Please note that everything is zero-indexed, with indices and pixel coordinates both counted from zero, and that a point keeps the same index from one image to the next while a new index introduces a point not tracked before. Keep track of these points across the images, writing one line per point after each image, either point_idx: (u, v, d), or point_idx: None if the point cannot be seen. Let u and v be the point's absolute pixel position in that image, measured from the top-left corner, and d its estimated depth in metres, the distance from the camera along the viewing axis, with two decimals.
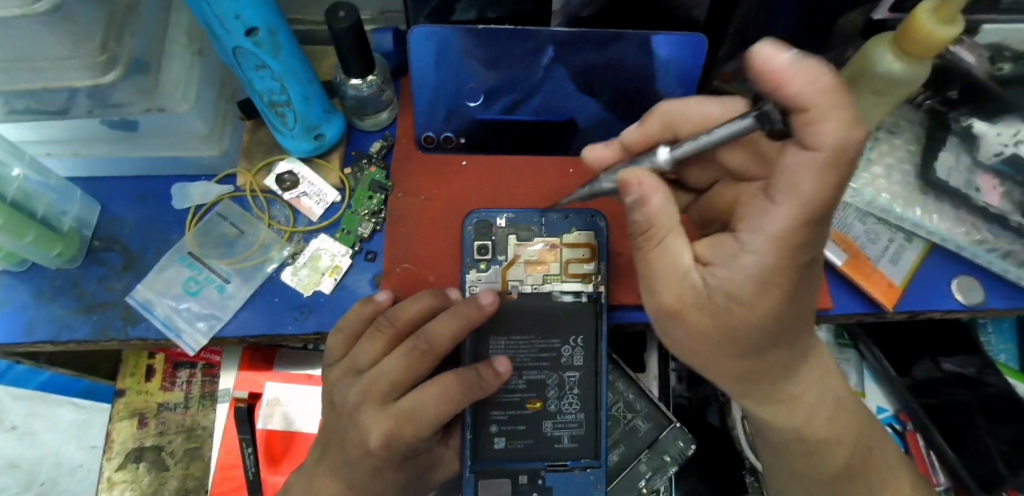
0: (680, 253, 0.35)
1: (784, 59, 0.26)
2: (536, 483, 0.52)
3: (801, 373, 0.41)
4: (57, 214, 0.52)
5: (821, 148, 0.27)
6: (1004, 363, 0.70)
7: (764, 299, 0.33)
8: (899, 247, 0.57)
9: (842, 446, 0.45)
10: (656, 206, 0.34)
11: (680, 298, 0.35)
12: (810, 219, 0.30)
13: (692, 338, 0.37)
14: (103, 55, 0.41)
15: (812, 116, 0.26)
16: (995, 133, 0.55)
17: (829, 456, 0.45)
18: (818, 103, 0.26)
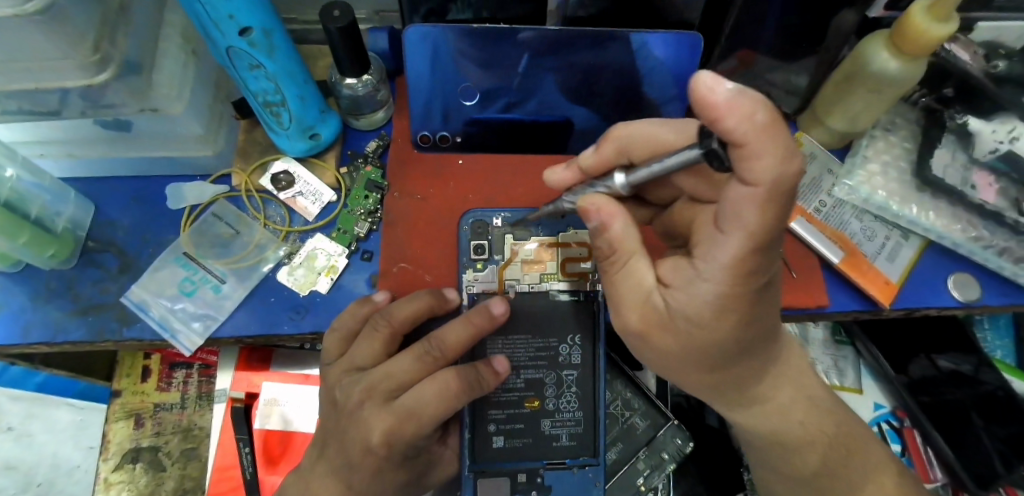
0: (643, 273, 0.36)
1: (723, 93, 0.25)
2: (534, 482, 0.51)
3: (770, 379, 0.41)
4: (51, 215, 0.52)
5: (759, 182, 0.27)
6: (1000, 359, 0.70)
7: (725, 323, 0.33)
8: (895, 244, 0.57)
9: (813, 450, 0.44)
10: (616, 232, 0.36)
11: (644, 318, 0.36)
12: (761, 249, 0.30)
13: (665, 351, 0.37)
14: (96, 55, 0.41)
15: (747, 152, 0.26)
16: (991, 130, 0.55)
17: (800, 458, 0.44)
18: (751, 138, 0.26)
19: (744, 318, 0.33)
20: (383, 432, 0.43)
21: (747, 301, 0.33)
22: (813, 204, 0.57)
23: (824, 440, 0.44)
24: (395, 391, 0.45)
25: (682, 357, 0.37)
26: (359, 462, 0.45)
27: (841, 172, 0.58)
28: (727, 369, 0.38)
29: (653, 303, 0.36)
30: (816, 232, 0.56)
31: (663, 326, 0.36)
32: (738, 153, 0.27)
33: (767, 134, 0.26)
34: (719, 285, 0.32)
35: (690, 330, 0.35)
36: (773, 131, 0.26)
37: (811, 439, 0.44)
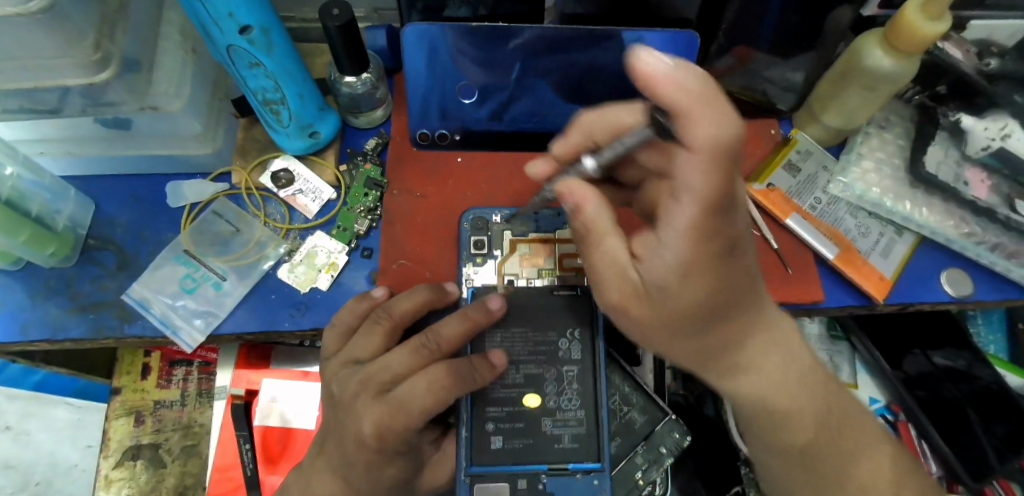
0: (615, 249, 0.36)
1: (658, 66, 0.26)
2: (535, 488, 0.48)
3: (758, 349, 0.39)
4: (51, 213, 0.52)
5: (701, 149, 0.26)
6: (993, 354, 0.71)
7: (694, 285, 0.33)
8: (889, 240, 0.57)
9: (806, 421, 0.40)
10: (589, 213, 0.37)
11: (623, 293, 0.37)
12: (717, 214, 0.29)
13: (642, 322, 0.38)
14: (96, 53, 0.41)
15: (686, 120, 0.26)
16: (983, 127, 0.54)
17: (792, 433, 0.40)
18: (688, 105, 0.26)
19: (714, 281, 0.33)
20: (373, 423, 0.44)
21: (714, 267, 0.32)
22: (809, 201, 0.58)
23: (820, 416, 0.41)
24: (389, 384, 0.46)
25: (653, 327, 0.37)
26: (357, 458, 0.45)
27: (835, 169, 0.58)
28: (701, 339, 0.37)
29: (631, 272, 0.36)
30: (810, 227, 0.56)
31: (640, 297, 0.36)
32: (681, 123, 0.26)
33: (702, 103, 0.26)
34: (681, 251, 0.31)
35: (663, 299, 0.35)
36: (709, 98, 0.26)
37: (804, 412, 0.40)
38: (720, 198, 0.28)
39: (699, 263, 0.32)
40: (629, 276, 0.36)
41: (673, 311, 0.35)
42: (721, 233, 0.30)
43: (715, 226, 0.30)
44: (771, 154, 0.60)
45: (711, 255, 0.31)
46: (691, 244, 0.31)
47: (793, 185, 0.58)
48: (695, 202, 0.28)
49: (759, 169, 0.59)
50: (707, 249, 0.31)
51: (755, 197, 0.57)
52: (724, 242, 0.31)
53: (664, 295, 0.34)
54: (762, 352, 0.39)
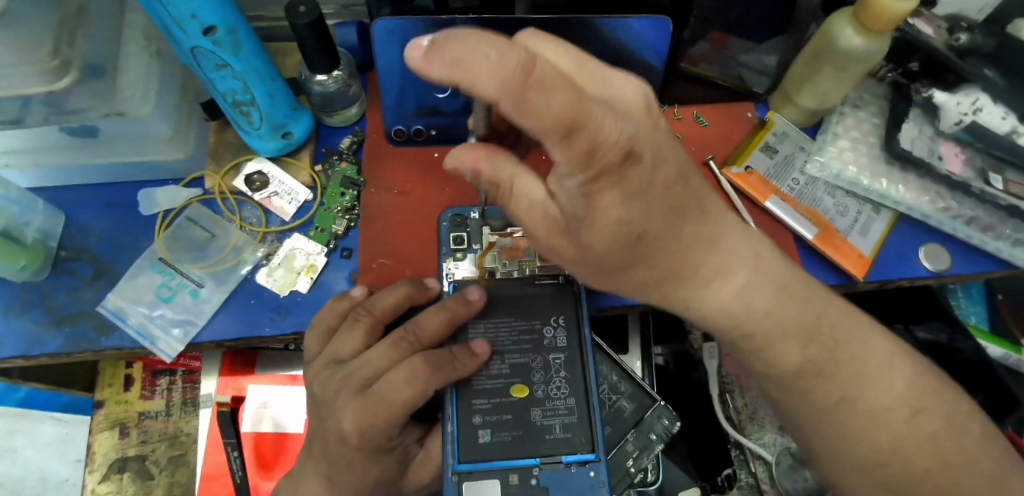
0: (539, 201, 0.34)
1: (421, 47, 0.23)
2: (528, 483, 0.47)
3: (701, 270, 0.38)
4: (19, 226, 0.51)
5: (511, 88, 0.21)
6: (975, 325, 0.72)
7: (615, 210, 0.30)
8: (868, 218, 0.58)
9: (790, 344, 0.41)
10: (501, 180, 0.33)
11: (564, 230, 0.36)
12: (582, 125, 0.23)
13: (570, 258, 0.38)
14: (55, 60, 0.40)
15: (472, 68, 0.21)
16: (955, 102, 0.55)
17: (776, 359, 0.41)
18: (463, 62, 0.21)
19: (620, 194, 0.29)
20: (354, 420, 0.43)
21: (612, 180, 0.28)
22: (787, 183, 0.58)
23: (803, 336, 0.41)
24: (371, 381, 0.45)
25: (578, 263, 0.38)
26: (341, 456, 0.45)
27: (813, 149, 0.59)
28: (627, 272, 0.37)
29: (551, 209, 0.34)
30: (788, 208, 0.56)
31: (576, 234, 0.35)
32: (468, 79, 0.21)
33: (467, 60, 0.21)
34: (576, 178, 0.27)
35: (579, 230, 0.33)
36: (476, 43, 0.21)
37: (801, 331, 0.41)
38: (573, 121, 0.22)
39: (597, 182, 0.27)
40: (550, 213, 0.34)
41: (602, 253, 0.35)
42: (602, 148, 0.24)
43: (589, 145, 0.24)
44: (748, 136, 0.60)
45: (605, 170, 0.26)
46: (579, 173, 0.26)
47: (771, 167, 0.59)
48: (549, 138, 0.23)
49: (735, 152, 0.59)
50: (597, 167, 0.26)
51: (732, 180, 0.57)
52: (612, 154, 0.25)
53: (588, 233, 0.33)
54: (705, 275, 0.38)
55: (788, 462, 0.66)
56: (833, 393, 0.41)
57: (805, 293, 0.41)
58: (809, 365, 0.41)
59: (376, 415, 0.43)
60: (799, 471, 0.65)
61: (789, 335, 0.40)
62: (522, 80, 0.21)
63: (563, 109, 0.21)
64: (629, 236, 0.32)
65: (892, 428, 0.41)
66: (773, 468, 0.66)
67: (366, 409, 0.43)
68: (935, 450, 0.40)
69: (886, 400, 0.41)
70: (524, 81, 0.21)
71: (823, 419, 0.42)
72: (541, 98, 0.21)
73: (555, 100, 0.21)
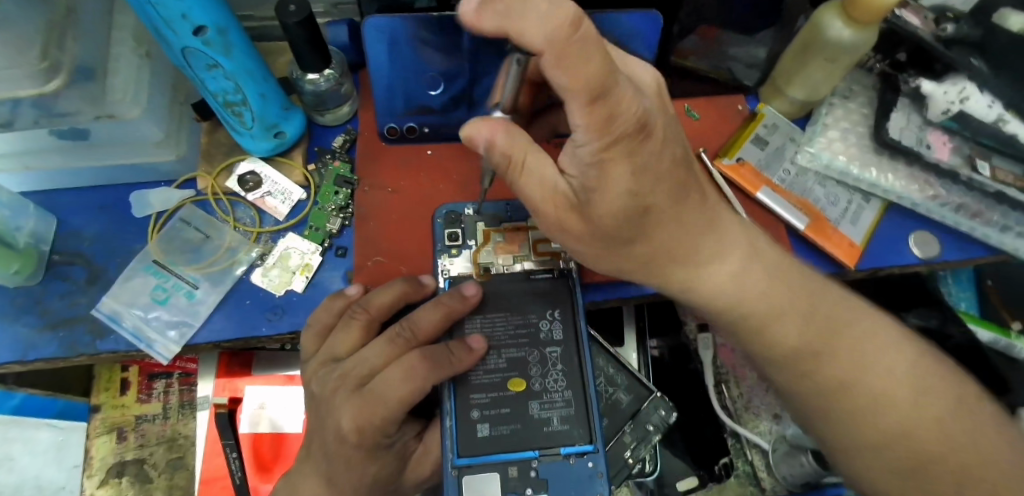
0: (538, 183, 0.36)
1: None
2: (528, 476, 0.48)
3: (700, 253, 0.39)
4: (11, 231, 0.50)
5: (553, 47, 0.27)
6: (965, 310, 0.73)
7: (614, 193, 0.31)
8: (858, 207, 0.58)
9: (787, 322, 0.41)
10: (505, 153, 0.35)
11: None
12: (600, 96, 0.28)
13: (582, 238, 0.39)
14: (44, 62, 0.40)
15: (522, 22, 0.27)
16: (942, 91, 0.55)
17: (772, 342, 0.42)
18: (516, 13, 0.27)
19: (628, 166, 0.32)
20: (353, 418, 0.43)
21: (624, 150, 0.31)
22: (778, 173, 0.59)
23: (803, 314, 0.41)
24: (368, 378, 0.45)
25: (587, 240, 0.39)
26: (339, 455, 0.45)
27: (802, 140, 0.59)
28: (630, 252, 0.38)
29: (559, 185, 0.37)
30: (780, 198, 0.57)
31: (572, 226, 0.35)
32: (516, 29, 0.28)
33: (517, 12, 0.27)
34: (592, 144, 0.31)
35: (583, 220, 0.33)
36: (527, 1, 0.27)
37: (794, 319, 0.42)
38: (600, 82, 0.27)
39: (610, 149, 0.31)
40: (558, 189, 0.37)
41: (606, 225, 0.36)
42: (619, 114, 0.29)
43: (608, 111, 0.29)
44: (739, 129, 0.61)
45: (618, 139, 0.30)
46: (595, 135, 0.30)
47: (762, 158, 0.59)
48: (577, 96, 0.28)
49: (726, 145, 0.59)
50: (612, 134, 0.30)
51: (724, 171, 0.57)
52: (626, 120, 0.30)
53: (593, 204, 0.35)
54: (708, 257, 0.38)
55: (785, 449, 0.66)
56: (835, 374, 0.40)
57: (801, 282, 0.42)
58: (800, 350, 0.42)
59: (374, 413, 0.43)
60: (795, 457, 0.63)
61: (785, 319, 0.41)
62: (568, 35, 0.26)
63: (592, 72, 0.27)
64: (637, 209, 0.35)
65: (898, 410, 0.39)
66: (769, 456, 0.68)
67: (365, 406, 0.43)
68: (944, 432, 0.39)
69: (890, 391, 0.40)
70: (569, 36, 0.26)
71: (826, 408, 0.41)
72: (578, 58, 0.27)
73: (591, 60, 0.27)
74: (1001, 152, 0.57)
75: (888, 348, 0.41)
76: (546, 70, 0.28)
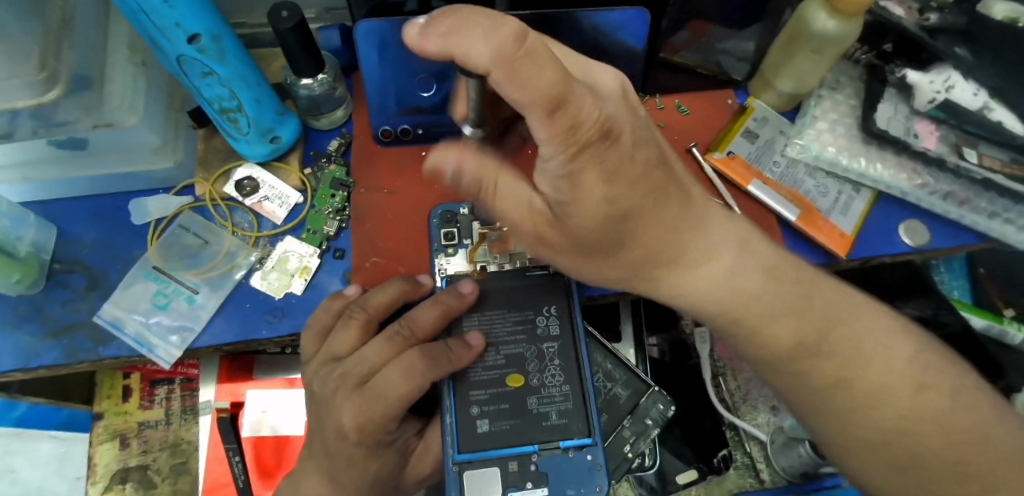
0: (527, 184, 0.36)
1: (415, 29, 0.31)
2: (529, 470, 0.48)
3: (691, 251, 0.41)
4: (12, 240, 0.51)
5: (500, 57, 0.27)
6: (958, 298, 0.74)
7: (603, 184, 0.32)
8: (848, 198, 0.59)
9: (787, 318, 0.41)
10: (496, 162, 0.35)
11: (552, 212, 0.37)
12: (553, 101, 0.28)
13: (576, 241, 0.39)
14: (43, 72, 0.41)
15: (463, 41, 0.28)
16: (928, 81, 0.56)
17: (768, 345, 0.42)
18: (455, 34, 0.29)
19: (599, 173, 0.33)
20: (353, 416, 0.44)
21: (594, 158, 0.32)
22: (768, 165, 0.60)
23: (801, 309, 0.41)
24: (367, 376, 0.46)
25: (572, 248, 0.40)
26: (340, 453, 0.46)
27: (792, 133, 0.60)
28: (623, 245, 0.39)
29: (537, 200, 0.37)
30: (771, 191, 0.58)
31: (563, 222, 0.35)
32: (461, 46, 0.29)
33: (460, 33, 0.28)
34: (559, 157, 0.31)
35: None
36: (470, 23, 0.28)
37: None
38: (557, 93, 0.28)
39: (579, 160, 0.32)
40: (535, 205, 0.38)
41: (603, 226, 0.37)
42: (580, 123, 0.30)
43: (569, 121, 0.29)
44: (729, 123, 0.61)
45: (585, 149, 0.31)
46: (561, 146, 0.30)
47: (752, 152, 0.60)
48: (537, 109, 0.29)
49: (717, 139, 0.60)
50: (578, 145, 0.31)
51: (715, 165, 0.58)
52: (591, 127, 0.30)
53: (572, 215, 0.36)
54: None
55: (782, 440, 0.67)
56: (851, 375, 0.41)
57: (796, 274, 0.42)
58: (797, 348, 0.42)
59: (374, 410, 0.43)
60: (793, 448, 0.65)
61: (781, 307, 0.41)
62: (513, 52, 0.27)
63: (544, 82, 0.27)
64: (617, 215, 0.36)
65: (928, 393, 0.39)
66: (767, 447, 0.68)
67: (364, 404, 0.44)
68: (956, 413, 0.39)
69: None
70: (514, 52, 0.27)
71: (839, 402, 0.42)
72: (528, 74, 0.27)
73: (540, 73, 0.27)
74: (988, 140, 0.57)
75: (889, 346, 0.40)
76: (500, 87, 0.29)
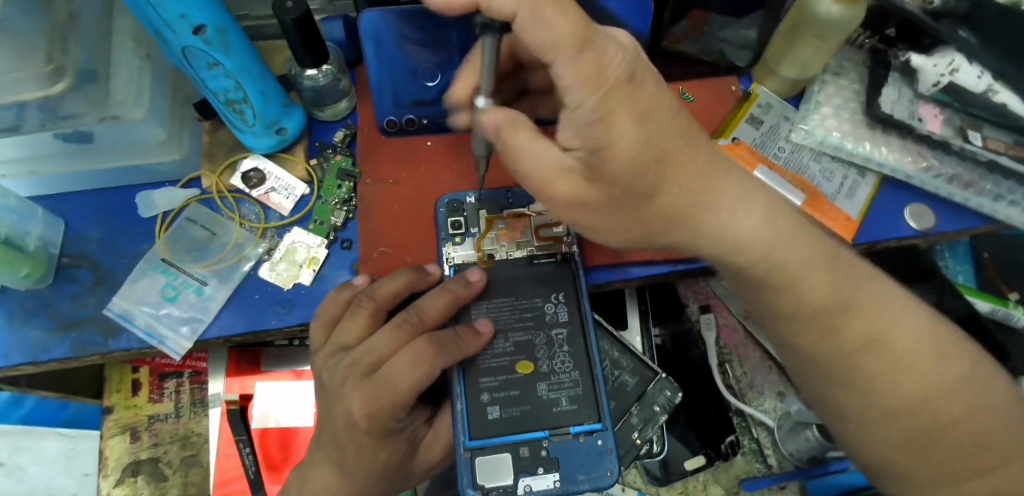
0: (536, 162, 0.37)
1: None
2: (539, 455, 0.49)
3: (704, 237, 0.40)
4: (20, 234, 0.51)
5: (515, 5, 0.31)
6: (963, 283, 0.75)
7: None
8: (853, 182, 0.59)
9: (803, 293, 0.41)
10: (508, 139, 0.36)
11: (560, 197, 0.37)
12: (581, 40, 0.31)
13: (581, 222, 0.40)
14: (49, 66, 0.41)
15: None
16: (932, 64, 0.55)
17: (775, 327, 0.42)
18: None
19: (631, 114, 0.33)
20: (364, 404, 0.44)
21: (623, 101, 0.33)
22: (773, 151, 0.60)
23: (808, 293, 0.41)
24: (377, 364, 0.46)
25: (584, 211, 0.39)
26: (351, 441, 0.46)
27: (796, 118, 0.60)
28: (632, 229, 0.39)
29: (555, 167, 0.36)
30: (777, 176, 0.58)
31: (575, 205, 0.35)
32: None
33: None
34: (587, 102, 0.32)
35: None
36: None
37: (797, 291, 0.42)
38: (579, 36, 0.31)
39: (610, 99, 0.33)
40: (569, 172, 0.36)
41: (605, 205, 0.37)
42: (606, 64, 0.32)
43: (594, 60, 0.32)
44: (732, 110, 0.62)
45: (614, 87, 0.32)
46: (590, 88, 0.32)
47: (757, 137, 0.60)
48: (564, 52, 0.31)
49: (721, 126, 0.60)
50: (603, 86, 0.32)
51: (719, 151, 0.58)
52: (617, 70, 0.32)
53: (606, 168, 0.35)
54: (710, 232, 0.39)
55: (789, 425, 0.68)
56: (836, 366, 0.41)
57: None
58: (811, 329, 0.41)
59: (382, 398, 0.44)
60: (800, 432, 0.65)
61: (792, 289, 0.41)
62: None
63: (570, 24, 0.30)
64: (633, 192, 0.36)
65: (909, 384, 0.39)
66: (774, 433, 0.69)
67: (373, 392, 0.44)
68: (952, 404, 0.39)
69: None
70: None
71: (836, 382, 0.41)
72: (552, 14, 0.30)
73: (564, 15, 0.30)
74: (992, 122, 0.57)
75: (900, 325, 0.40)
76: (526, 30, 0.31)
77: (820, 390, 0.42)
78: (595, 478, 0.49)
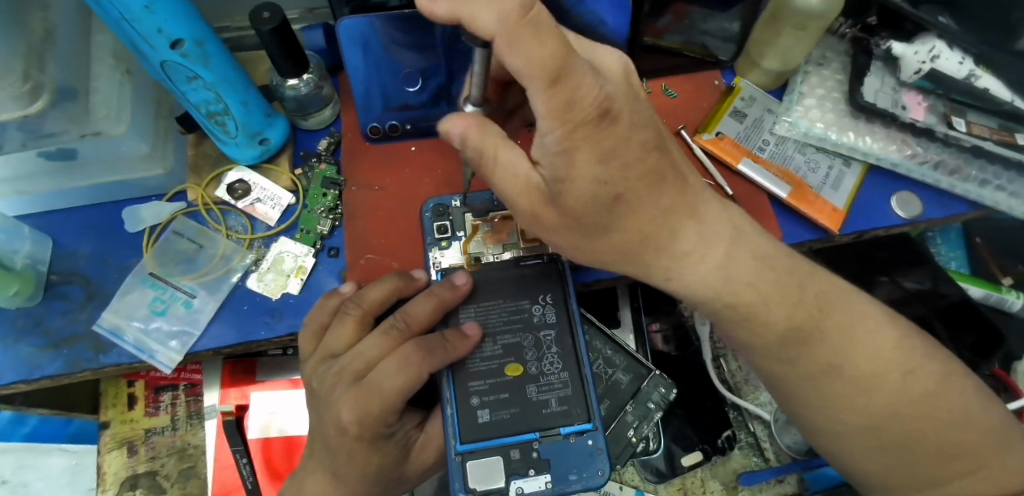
0: (517, 166, 0.37)
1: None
2: (530, 457, 0.49)
3: (688, 235, 0.40)
4: (9, 253, 0.51)
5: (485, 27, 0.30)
6: (957, 270, 0.75)
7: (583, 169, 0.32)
8: (838, 172, 0.59)
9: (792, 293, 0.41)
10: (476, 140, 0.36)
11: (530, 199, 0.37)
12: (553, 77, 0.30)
13: (559, 225, 0.39)
14: (26, 85, 0.41)
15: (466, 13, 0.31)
16: (913, 52, 0.54)
17: (760, 329, 0.42)
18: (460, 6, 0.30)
19: (604, 153, 0.33)
20: (352, 410, 0.44)
21: (601, 130, 0.32)
22: (758, 144, 0.60)
23: (798, 296, 0.42)
24: (364, 371, 0.46)
25: (562, 230, 0.40)
26: (341, 448, 0.46)
27: (780, 110, 0.60)
28: (608, 238, 0.39)
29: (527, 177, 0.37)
30: (761, 169, 0.58)
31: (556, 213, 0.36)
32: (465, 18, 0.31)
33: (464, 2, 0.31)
34: (557, 131, 0.32)
35: None
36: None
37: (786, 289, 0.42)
38: (555, 66, 0.29)
39: (585, 134, 0.32)
40: (542, 191, 0.37)
41: (582, 213, 0.37)
42: (578, 98, 0.31)
43: (568, 94, 0.30)
44: (715, 104, 0.61)
45: (582, 126, 0.32)
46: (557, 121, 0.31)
47: (741, 131, 0.60)
48: (537, 81, 0.30)
49: (705, 120, 0.60)
50: (572, 124, 0.32)
51: (704, 146, 0.58)
52: (587, 105, 0.31)
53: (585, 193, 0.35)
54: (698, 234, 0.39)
55: (783, 419, 0.67)
56: (821, 362, 0.41)
57: (789, 264, 0.42)
58: (796, 327, 0.41)
59: (371, 404, 0.44)
60: (788, 429, 0.65)
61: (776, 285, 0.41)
62: (518, 20, 0.29)
63: (545, 55, 0.29)
64: (618, 195, 0.36)
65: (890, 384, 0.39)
66: (771, 427, 0.69)
67: (363, 397, 0.44)
68: (933, 406, 0.39)
69: (888, 356, 0.41)
70: (520, 22, 0.29)
71: (821, 376, 0.41)
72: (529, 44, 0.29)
73: (543, 45, 0.29)
74: (976, 108, 0.57)
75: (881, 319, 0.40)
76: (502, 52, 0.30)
77: (807, 382, 0.42)
78: (586, 478, 0.49)
